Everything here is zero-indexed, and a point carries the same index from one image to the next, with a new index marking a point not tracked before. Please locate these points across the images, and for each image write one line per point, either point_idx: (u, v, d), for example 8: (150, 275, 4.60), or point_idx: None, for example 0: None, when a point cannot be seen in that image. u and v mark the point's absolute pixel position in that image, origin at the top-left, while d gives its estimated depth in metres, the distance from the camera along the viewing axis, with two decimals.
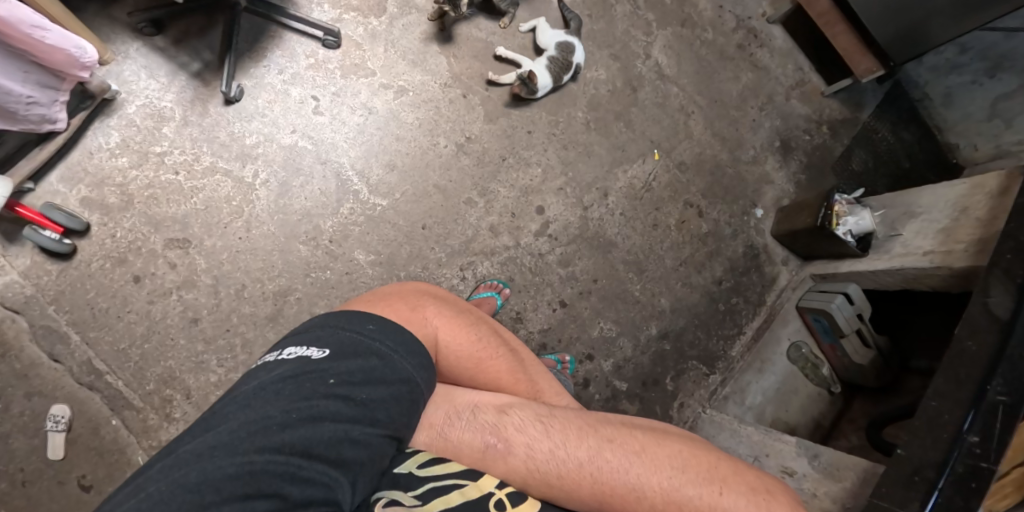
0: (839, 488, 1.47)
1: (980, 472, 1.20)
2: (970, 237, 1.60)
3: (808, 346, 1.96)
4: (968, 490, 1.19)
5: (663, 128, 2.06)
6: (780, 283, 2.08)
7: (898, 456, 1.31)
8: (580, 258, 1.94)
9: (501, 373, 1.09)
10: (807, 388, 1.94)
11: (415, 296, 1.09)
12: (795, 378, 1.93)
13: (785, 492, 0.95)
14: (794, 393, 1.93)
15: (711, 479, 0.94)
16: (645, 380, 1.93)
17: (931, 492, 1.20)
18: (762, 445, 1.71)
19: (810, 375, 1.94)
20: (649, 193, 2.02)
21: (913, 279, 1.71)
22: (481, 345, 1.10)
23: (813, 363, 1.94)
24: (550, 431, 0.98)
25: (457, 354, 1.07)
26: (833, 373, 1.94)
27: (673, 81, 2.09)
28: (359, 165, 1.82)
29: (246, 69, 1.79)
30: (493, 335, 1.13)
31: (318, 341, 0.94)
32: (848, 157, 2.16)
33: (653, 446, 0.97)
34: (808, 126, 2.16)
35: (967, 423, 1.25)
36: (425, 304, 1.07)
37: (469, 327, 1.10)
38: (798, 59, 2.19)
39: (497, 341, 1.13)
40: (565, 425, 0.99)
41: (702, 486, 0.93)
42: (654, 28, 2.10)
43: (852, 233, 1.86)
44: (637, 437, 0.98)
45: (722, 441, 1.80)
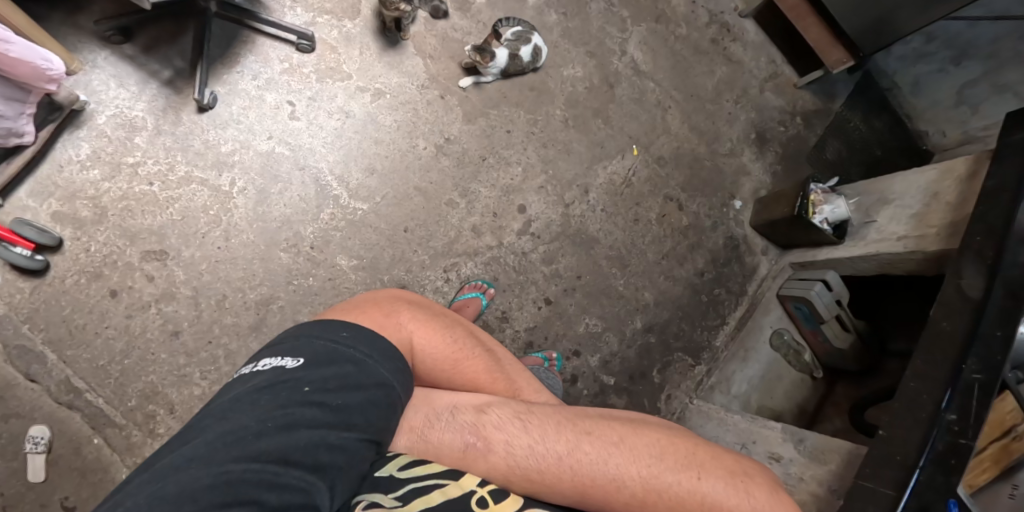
0: (825, 471, 1.51)
1: (959, 450, 1.24)
2: (942, 221, 1.64)
3: (790, 333, 2.00)
4: (948, 467, 1.23)
5: (641, 124, 2.08)
6: (761, 273, 2.11)
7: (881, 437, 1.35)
8: (564, 255, 1.95)
9: (478, 373, 1.09)
10: (789, 374, 1.98)
11: (389, 302, 1.09)
12: (778, 365, 1.98)
13: (762, 474, 0.97)
14: (778, 380, 1.97)
15: (689, 465, 0.95)
16: (633, 373, 1.96)
17: (913, 470, 1.25)
18: (748, 433, 1.74)
19: (793, 362, 1.98)
20: (630, 188, 2.04)
21: (889, 263, 1.76)
22: (457, 347, 1.10)
23: (796, 350, 1.99)
24: (529, 426, 0.98)
25: (434, 360, 1.07)
26: (816, 359, 1.99)
27: (650, 76, 2.11)
28: (338, 170, 1.81)
29: (218, 76, 1.76)
30: (468, 337, 1.13)
31: (293, 351, 0.93)
32: (823, 147, 2.20)
33: (631, 436, 0.98)
34: (783, 118, 2.19)
35: (945, 401, 1.29)
36: (399, 309, 1.07)
37: (446, 332, 1.10)
38: (771, 51, 2.23)
39: (473, 342, 1.13)
40: (542, 421, 0.99)
41: (680, 472, 0.94)
42: (629, 25, 2.12)
43: (828, 222, 1.91)
44: (615, 428, 0.99)
45: (710, 431, 1.83)
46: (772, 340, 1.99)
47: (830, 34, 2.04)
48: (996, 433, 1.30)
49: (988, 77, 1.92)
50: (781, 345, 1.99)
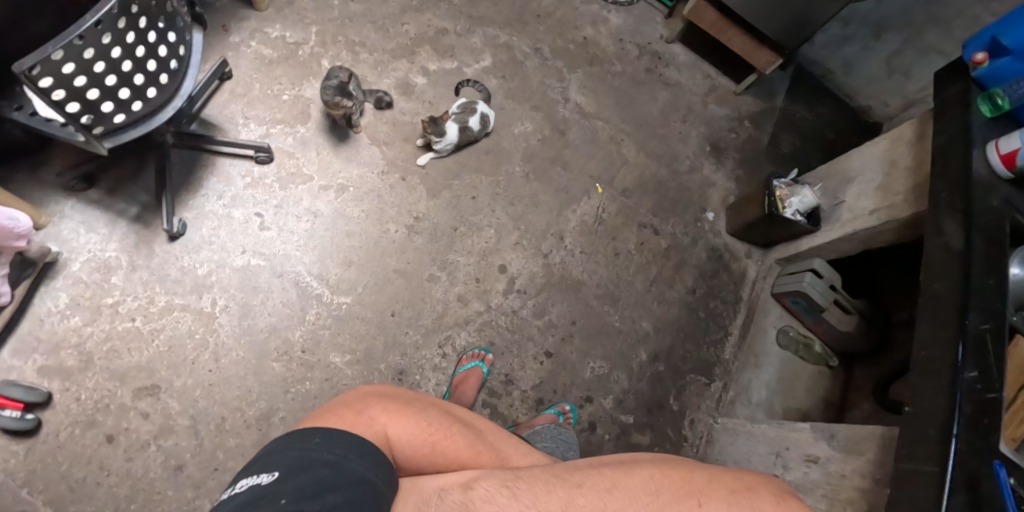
0: (864, 462, 1.45)
1: (987, 409, 1.26)
2: (906, 188, 1.68)
3: (795, 328, 1.99)
4: (982, 428, 1.24)
5: (600, 162, 2.11)
6: (750, 276, 2.12)
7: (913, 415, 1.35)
8: (554, 305, 1.94)
9: (460, 450, 1.05)
10: (805, 370, 1.96)
11: (359, 398, 1.07)
12: (792, 363, 1.95)
13: (765, 485, 0.93)
14: (795, 378, 1.95)
15: (689, 495, 0.91)
16: (650, 406, 1.93)
17: (950, 438, 1.24)
18: (780, 440, 1.71)
19: (805, 356, 1.96)
20: (603, 225, 2.05)
21: (870, 239, 1.79)
22: (434, 428, 1.07)
23: (805, 343, 1.97)
24: (518, 492, 0.92)
25: (413, 447, 1.04)
26: (826, 347, 1.99)
27: (597, 116, 2.17)
28: (316, 269, 1.82)
29: (184, 202, 1.79)
30: (445, 415, 1.10)
31: (266, 467, 0.91)
32: (777, 142, 2.26)
33: (623, 478, 0.94)
34: (732, 125, 2.25)
35: (961, 359, 1.31)
36: (369, 404, 1.05)
37: (420, 417, 1.07)
38: (704, 68, 2.32)
39: (450, 420, 1.10)
40: (531, 483, 0.94)
41: (681, 504, 0.89)
42: (566, 73, 2.19)
43: (800, 212, 1.93)
44: (605, 474, 0.96)
45: (742, 447, 1.80)
46: (779, 339, 1.97)
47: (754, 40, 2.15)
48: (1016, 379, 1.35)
49: (910, 46, 2.03)
50: (789, 341, 1.97)
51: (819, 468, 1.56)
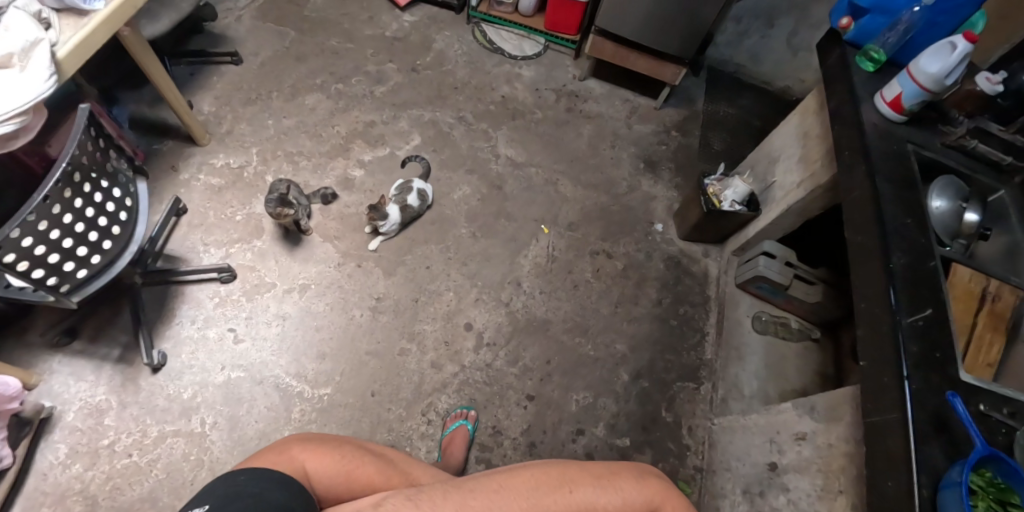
0: (846, 428, 1.44)
1: (939, 343, 1.29)
2: (820, 154, 1.77)
3: (768, 312, 2.05)
4: (936, 361, 1.27)
5: (541, 204, 2.21)
6: (713, 274, 2.17)
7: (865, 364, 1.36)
8: (525, 349, 1.98)
9: (372, 476, 1.12)
10: (791, 349, 1.99)
11: (281, 443, 1.12)
12: (775, 346, 1.98)
13: (624, 468, 1.13)
14: (783, 360, 1.96)
15: (562, 483, 1.08)
16: (643, 425, 1.93)
17: (903, 381, 1.24)
18: (772, 425, 1.68)
19: (787, 335, 2.01)
20: (557, 262, 2.12)
21: (804, 210, 1.84)
22: (349, 460, 1.12)
23: (783, 322, 2.03)
24: (421, 502, 0.99)
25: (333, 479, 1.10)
26: (805, 321, 2.04)
27: (528, 163, 2.29)
28: (292, 368, 1.90)
29: (161, 334, 1.90)
30: (358, 448, 1.16)
31: (198, 502, 0.93)
32: (706, 144, 2.39)
33: (510, 480, 1.07)
34: (660, 138, 2.39)
35: (893, 300, 1.33)
36: (289, 446, 1.11)
37: (340, 451, 1.13)
38: (621, 94, 2.49)
39: (362, 451, 1.16)
40: (432, 495, 1.01)
41: (556, 492, 1.06)
42: (492, 132, 2.34)
43: (737, 202, 2.02)
44: (494, 478, 1.07)
45: (742, 444, 1.77)
46: (755, 326, 2.02)
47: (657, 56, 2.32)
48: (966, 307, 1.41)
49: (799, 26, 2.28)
50: (765, 326, 2.02)
51: (809, 443, 1.53)
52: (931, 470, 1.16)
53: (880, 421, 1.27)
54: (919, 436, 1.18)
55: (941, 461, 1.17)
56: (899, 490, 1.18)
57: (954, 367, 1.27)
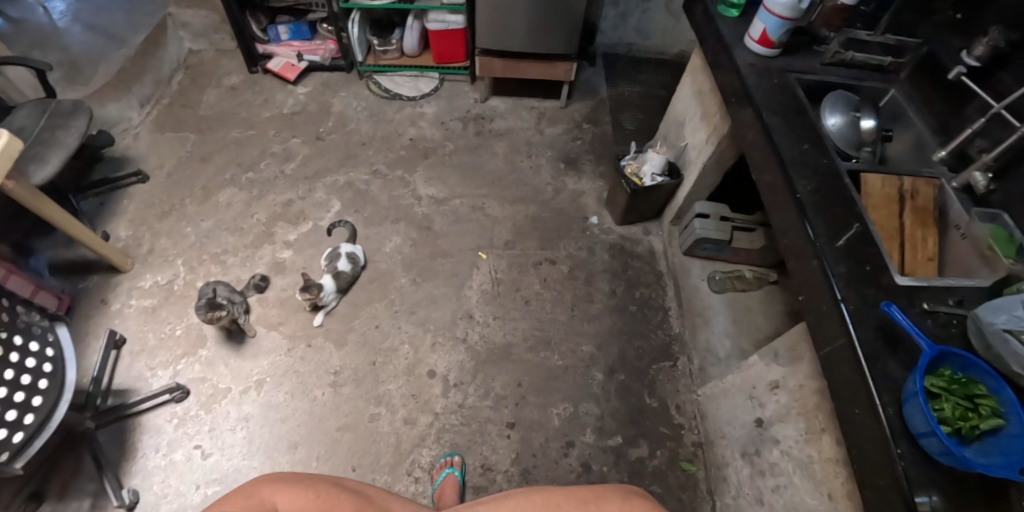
0: (808, 367, 1.44)
1: (865, 256, 1.28)
2: (716, 108, 1.86)
3: (722, 269, 2.18)
4: (868, 275, 1.26)
5: (474, 233, 2.24)
6: (659, 248, 2.26)
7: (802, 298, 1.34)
8: (494, 379, 1.95)
9: None
10: (752, 298, 2.13)
11: (254, 483, 1.06)
12: (736, 300, 2.12)
13: None
14: (746, 309, 2.10)
15: None
16: (631, 418, 1.92)
17: (840, 305, 1.23)
18: (748, 381, 1.66)
19: (744, 286, 2.15)
20: (503, 284, 2.13)
21: (717, 165, 1.93)
22: (325, 498, 1.06)
23: (739, 274, 2.17)
24: None
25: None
26: (757, 268, 2.18)
27: (452, 197, 2.32)
28: (270, 468, 1.80)
29: (127, 471, 1.78)
30: (333, 484, 1.10)
31: None
32: (617, 126, 2.57)
33: None
34: (573, 134, 2.55)
35: (811, 229, 1.33)
36: (262, 486, 1.05)
37: (313, 488, 1.07)
38: (526, 103, 2.65)
39: (338, 488, 1.10)
40: None
41: None
42: (409, 176, 2.37)
43: (657, 174, 2.10)
44: None
45: (727, 407, 1.77)
46: (713, 287, 2.15)
47: (546, 60, 2.42)
48: (892, 213, 1.41)
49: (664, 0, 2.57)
50: (722, 283, 2.15)
51: (784, 390, 1.51)
52: (891, 383, 1.13)
53: (833, 352, 1.24)
54: (870, 354, 1.16)
55: (898, 372, 1.15)
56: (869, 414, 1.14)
57: (888, 275, 1.25)
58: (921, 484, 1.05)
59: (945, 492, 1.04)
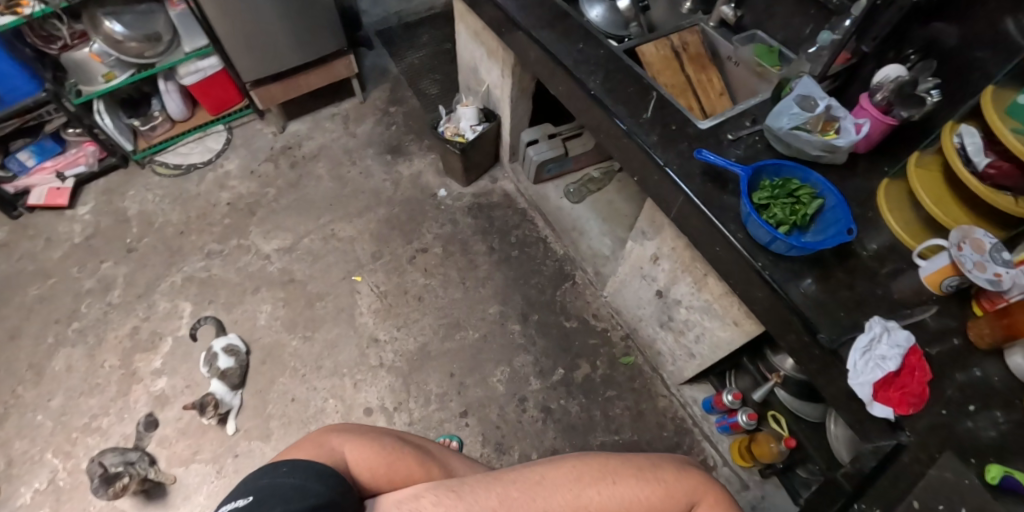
0: (668, 233, 1.66)
1: (667, 119, 1.45)
2: (496, 43, 1.89)
3: (574, 181, 2.33)
4: (677, 134, 1.43)
5: (339, 261, 2.19)
6: (512, 188, 2.37)
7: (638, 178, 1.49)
8: (428, 380, 1.99)
9: (411, 470, 1.09)
10: (609, 193, 2.33)
11: (320, 434, 1.10)
12: (598, 201, 2.31)
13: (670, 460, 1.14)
14: (608, 203, 2.31)
15: (604, 474, 1.09)
16: (561, 344, 2.10)
17: (667, 171, 1.39)
18: (634, 265, 1.89)
19: (598, 185, 2.33)
20: (391, 293, 2.13)
21: (522, 91, 2.00)
22: (389, 450, 1.09)
23: (589, 177, 2.33)
24: (463, 494, 1.01)
25: (372, 468, 1.06)
26: (602, 165, 2.34)
27: (300, 238, 2.23)
28: None
29: None
30: (396, 440, 1.13)
31: (241, 494, 0.89)
32: (421, 98, 2.57)
33: (551, 471, 1.08)
34: (384, 122, 2.51)
35: (620, 123, 1.46)
36: (329, 436, 1.09)
37: (384, 443, 1.10)
38: (324, 113, 2.55)
39: (402, 444, 1.13)
40: (474, 488, 1.02)
41: (596, 485, 1.07)
42: (247, 239, 2.23)
43: (475, 124, 2.16)
44: (536, 469, 1.08)
45: (630, 292, 2.00)
46: (573, 200, 2.31)
47: (321, 64, 2.31)
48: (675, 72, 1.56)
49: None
50: (580, 192, 2.31)
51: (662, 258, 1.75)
52: (732, 212, 1.33)
53: (680, 214, 1.42)
54: (707, 198, 1.34)
55: (732, 201, 1.35)
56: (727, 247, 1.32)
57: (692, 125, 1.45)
58: (788, 278, 1.26)
59: (805, 273, 1.27)
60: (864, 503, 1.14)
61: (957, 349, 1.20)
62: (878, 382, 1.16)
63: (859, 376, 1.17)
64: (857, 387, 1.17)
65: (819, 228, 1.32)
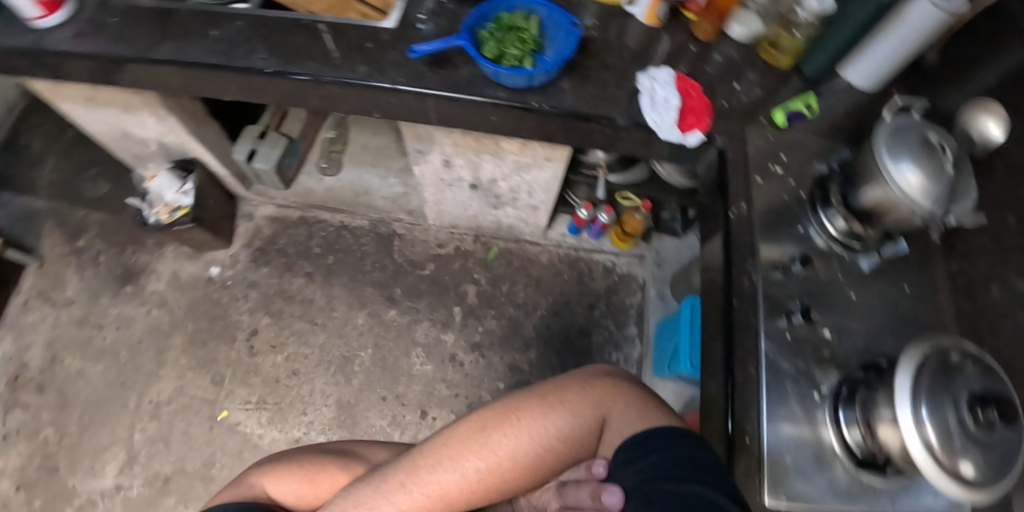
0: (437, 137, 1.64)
1: (360, 45, 1.35)
2: (124, 93, 1.55)
3: (317, 157, 2.16)
4: (377, 50, 1.34)
5: (190, 418, 1.90)
6: (268, 208, 2.16)
7: (381, 111, 1.39)
8: (368, 420, 1.93)
9: (336, 479, 1.22)
10: (355, 144, 2.19)
11: (255, 472, 1.24)
12: (352, 156, 2.17)
13: (583, 379, 1.22)
14: (361, 150, 2.18)
15: (509, 417, 1.17)
16: (433, 290, 2.11)
17: (395, 85, 1.31)
18: (431, 179, 1.89)
19: (340, 144, 2.16)
20: (266, 394, 1.93)
21: (193, 117, 1.72)
22: (312, 464, 1.24)
23: (329, 144, 2.16)
24: (383, 487, 1.11)
25: (296, 488, 1.20)
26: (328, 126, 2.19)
27: (130, 439, 1.87)
28: None
29: None
30: (323, 453, 1.28)
31: None
32: (99, 211, 2.11)
33: (463, 432, 1.17)
34: (88, 264, 2.05)
35: (316, 76, 1.31)
36: (256, 474, 1.22)
37: (304, 466, 1.23)
38: (13, 313, 2.00)
39: (327, 456, 1.27)
40: (391, 474, 1.13)
41: (507, 434, 1.15)
42: (76, 494, 1.81)
43: (184, 182, 1.88)
44: (453, 433, 1.17)
45: (447, 202, 2.02)
46: (330, 172, 2.14)
47: None
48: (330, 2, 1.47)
49: None
50: (330, 162, 2.14)
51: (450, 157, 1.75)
52: (480, 79, 1.32)
53: (437, 113, 1.36)
54: (451, 85, 1.31)
55: (470, 71, 1.33)
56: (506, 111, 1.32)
57: (388, 32, 1.37)
58: (559, 97, 1.33)
59: (567, 85, 1.34)
60: (737, 206, 1.27)
61: (698, 53, 1.40)
62: (676, 119, 1.32)
63: (664, 124, 1.31)
64: (669, 134, 1.31)
65: (550, 38, 1.37)
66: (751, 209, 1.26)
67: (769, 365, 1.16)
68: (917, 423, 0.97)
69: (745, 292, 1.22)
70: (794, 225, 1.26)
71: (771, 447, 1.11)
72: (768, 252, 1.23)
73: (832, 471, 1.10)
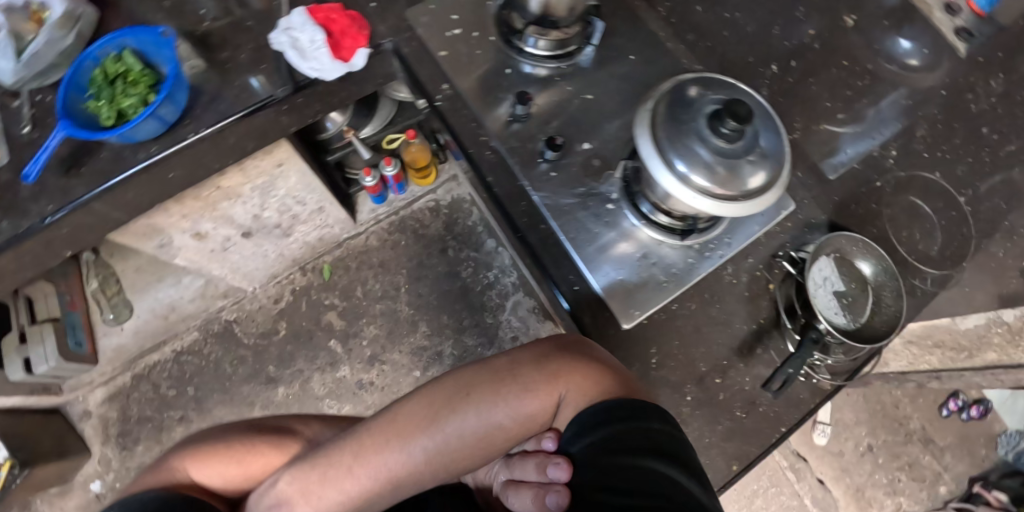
0: (168, 218, 1.51)
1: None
2: None
3: (102, 311, 1.87)
4: (22, 198, 1.22)
5: None
6: (98, 394, 1.98)
7: (69, 229, 1.26)
8: None
9: (282, 458, 1.08)
10: (125, 271, 1.86)
11: (212, 431, 1.12)
12: (131, 288, 1.86)
13: (564, 342, 1.07)
14: (134, 275, 1.86)
15: (490, 388, 1.03)
16: (304, 337, 2.02)
17: (59, 209, 1.22)
18: (209, 255, 1.74)
19: (111, 286, 1.85)
20: None
21: None
22: (262, 443, 1.09)
23: (98, 296, 1.85)
24: (325, 468, 1.02)
25: (224, 473, 1.05)
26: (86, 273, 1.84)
27: None
28: None
29: None
30: (279, 431, 1.13)
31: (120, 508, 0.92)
32: None
33: (437, 406, 1.03)
34: None
35: None
36: (213, 435, 1.10)
37: (230, 445, 1.07)
38: None
39: (281, 435, 1.12)
40: (336, 450, 1.03)
41: (487, 406, 1.02)
42: None
43: None
44: (421, 402, 1.05)
45: (246, 263, 1.88)
46: (123, 316, 1.88)
47: None
48: None
49: None
50: (116, 309, 1.86)
51: (201, 228, 1.63)
52: (137, 153, 1.27)
53: (126, 205, 1.30)
54: (114, 177, 1.25)
55: (126, 152, 1.27)
56: (186, 152, 1.28)
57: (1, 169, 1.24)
58: (216, 119, 1.29)
59: (217, 105, 1.30)
60: (439, 91, 1.32)
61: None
62: (331, 52, 1.29)
63: (325, 64, 1.28)
64: (336, 70, 1.29)
65: (158, 63, 1.30)
66: (450, 90, 1.31)
67: (551, 209, 1.21)
68: (686, 177, 1.05)
69: (494, 163, 1.27)
70: (504, 71, 1.32)
71: (601, 274, 1.18)
72: (489, 114, 1.28)
73: (665, 256, 1.21)
